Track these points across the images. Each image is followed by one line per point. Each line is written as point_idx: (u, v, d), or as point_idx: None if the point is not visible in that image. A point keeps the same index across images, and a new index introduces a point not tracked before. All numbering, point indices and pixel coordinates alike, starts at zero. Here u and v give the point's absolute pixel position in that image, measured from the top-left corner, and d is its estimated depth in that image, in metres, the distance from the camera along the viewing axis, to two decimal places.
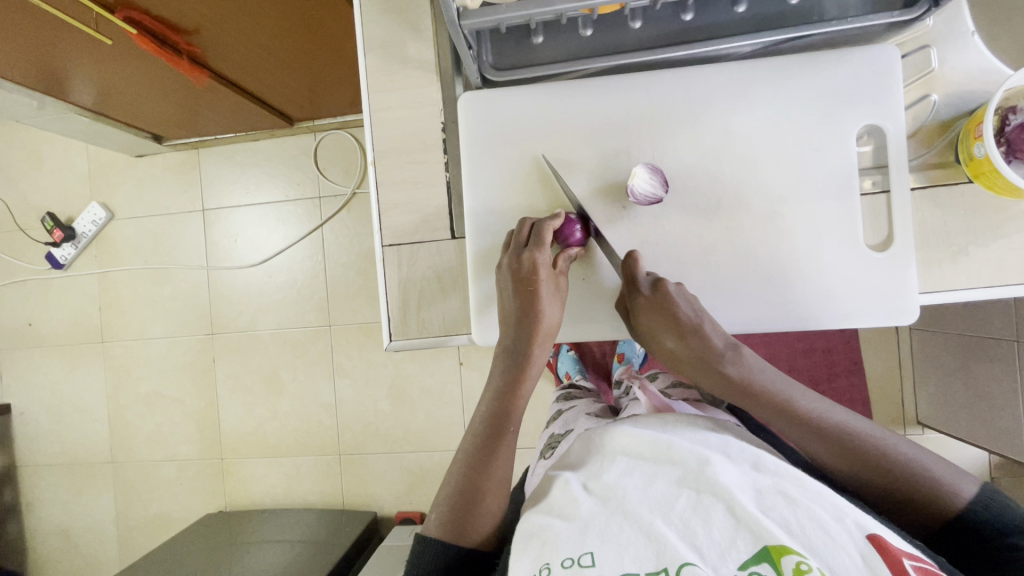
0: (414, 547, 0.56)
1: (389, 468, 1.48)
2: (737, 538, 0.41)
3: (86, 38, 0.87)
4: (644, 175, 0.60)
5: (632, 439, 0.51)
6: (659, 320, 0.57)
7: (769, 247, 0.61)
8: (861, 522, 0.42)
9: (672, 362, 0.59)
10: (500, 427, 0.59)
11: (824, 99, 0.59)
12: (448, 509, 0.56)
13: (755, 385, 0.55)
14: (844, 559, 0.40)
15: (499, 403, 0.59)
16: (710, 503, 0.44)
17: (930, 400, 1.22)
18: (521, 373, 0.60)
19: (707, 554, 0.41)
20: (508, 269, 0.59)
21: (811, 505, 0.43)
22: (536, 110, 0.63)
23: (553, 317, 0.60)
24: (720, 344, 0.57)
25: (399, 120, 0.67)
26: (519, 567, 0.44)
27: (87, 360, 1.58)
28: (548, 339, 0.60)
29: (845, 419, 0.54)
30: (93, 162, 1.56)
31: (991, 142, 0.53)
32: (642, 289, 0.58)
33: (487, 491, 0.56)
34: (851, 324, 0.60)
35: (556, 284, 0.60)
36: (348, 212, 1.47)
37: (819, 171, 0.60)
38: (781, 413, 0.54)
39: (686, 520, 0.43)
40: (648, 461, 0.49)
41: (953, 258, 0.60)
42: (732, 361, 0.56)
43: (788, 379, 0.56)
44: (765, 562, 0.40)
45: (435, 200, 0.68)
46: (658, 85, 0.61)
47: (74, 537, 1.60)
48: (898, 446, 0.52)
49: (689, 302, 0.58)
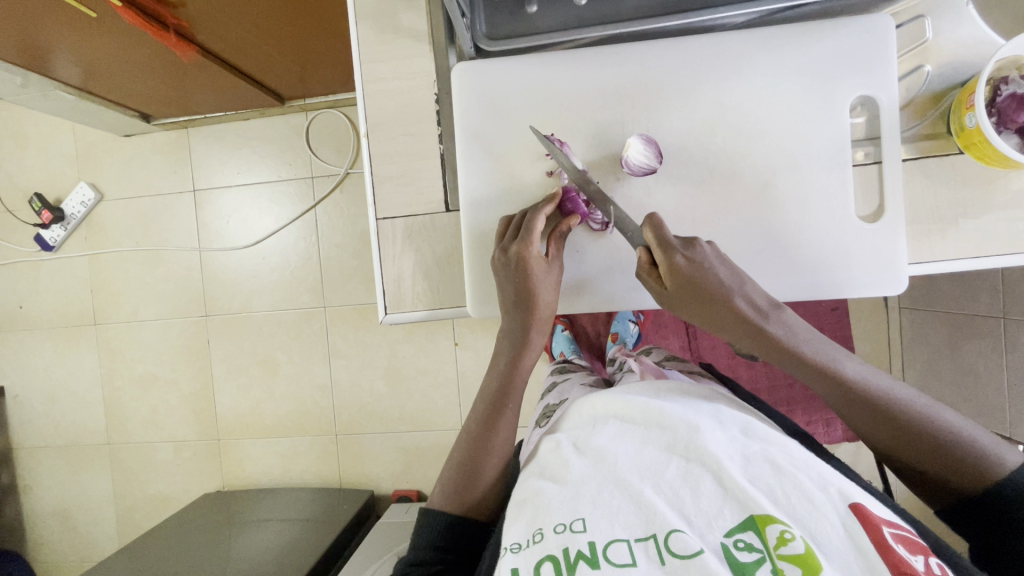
0: (418, 518, 0.57)
1: (385, 447, 1.49)
2: (724, 508, 0.42)
3: (70, 11, 0.85)
4: (639, 146, 0.60)
5: (624, 405, 0.53)
6: (696, 281, 0.54)
7: (762, 218, 0.61)
8: (845, 491, 0.43)
9: (708, 325, 0.56)
10: (500, 402, 0.60)
11: (818, 71, 0.59)
12: (450, 483, 0.57)
13: (797, 346, 0.54)
14: (826, 528, 0.40)
15: (502, 375, 0.61)
16: (699, 473, 0.44)
17: (916, 377, 1.25)
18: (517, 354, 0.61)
19: (695, 521, 0.42)
20: (499, 259, 0.59)
21: (796, 475, 0.44)
22: (530, 82, 0.63)
23: (551, 301, 0.60)
24: (762, 305, 0.55)
25: (392, 92, 0.66)
26: (512, 533, 0.45)
27: (80, 342, 1.57)
28: (545, 323, 0.61)
29: (886, 385, 0.52)
30: (80, 141, 1.53)
31: (983, 112, 0.53)
32: (677, 251, 0.54)
33: (485, 463, 0.57)
34: (843, 294, 0.61)
35: (549, 271, 0.60)
36: (341, 192, 1.45)
37: (812, 141, 0.60)
38: (821, 374, 0.53)
39: (675, 488, 0.44)
40: (639, 426, 0.50)
41: (944, 230, 0.60)
42: (775, 321, 0.54)
43: (828, 341, 0.55)
44: (751, 530, 0.41)
45: (429, 174, 0.67)
46: (653, 57, 0.61)
47: (73, 518, 1.61)
48: (938, 411, 0.51)
49: (724, 264, 0.56)
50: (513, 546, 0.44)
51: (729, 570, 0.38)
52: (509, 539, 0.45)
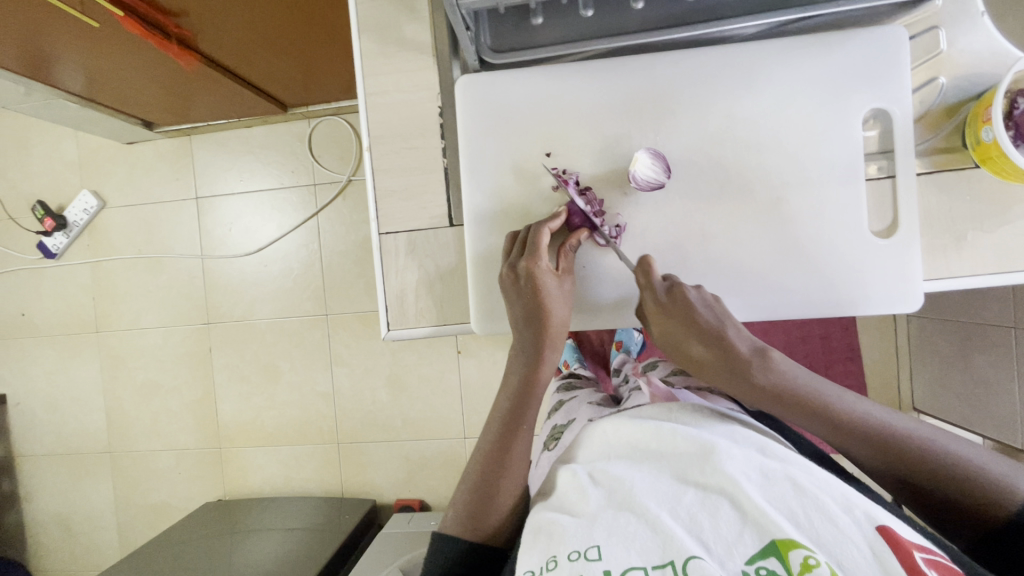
0: (430, 544, 0.55)
1: (387, 456, 1.48)
2: (744, 532, 0.41)
3: (72, 21, 0.85)
4: (646, 161, 0.59)
5: (638, 429, 0.52)
6: (686, 317, 0.56)
7: (772, 234, 0.60)
8: (871, 513, 0.41)
9: (700, 371, 0.56)
10: (513, 425, 0.58)
11: (829, 83, 0.58)
12: (462, 507, 0.56)
13: (794, 384, 0.53)
14: (852, 553, 0.39)
15: (516, 399, 0.59)
16: (717, 498, 0.43)
17: (926, 387, 1.23)
18: (531, 375, 0.59)
19: (714, 548, 0.40)
20: (508, 278, 0.59)
21: (818, 496, 0.42)
22: (535, 95, 0.62)
23: (563, 316, 0.59)
24: (749, 348, 0.55)
25: (395, 105, 0.65)
26: (525, 561, 0.44)
27: (81, 350, 1.56)
28: (559, 339, 0.59)
29: (885, 418, 0.52)
30: (83, 149, 1.53)
31: (1001, 126, 0.52)
32: (660, 290, 0.58)
33: (500, 487, 0.55)
34: (857, 312, 0.59)
35: (560, 285, 0.59)
36: (343, 199, 1.45)
37: (824, 155, 0.59)
38: (821, 417, 0.52)
39: (692, 513, 0.42)
40: (655, 453, 0.49)
41: (959, 245, 0.59)
42: (763, 363, 0.54)
43: (823, 381, 0.55)
44: (773, 556, 0.39)
45: (432, 187, 0.66)
46: (660, 69, 0.60)
47: (73, 527, 1.60)
48: (937, 441, 0.50)
49: (709, 307, 0.57)
50: (526, 575, 0.43)
51: None
52: (522, 568, 0.43)
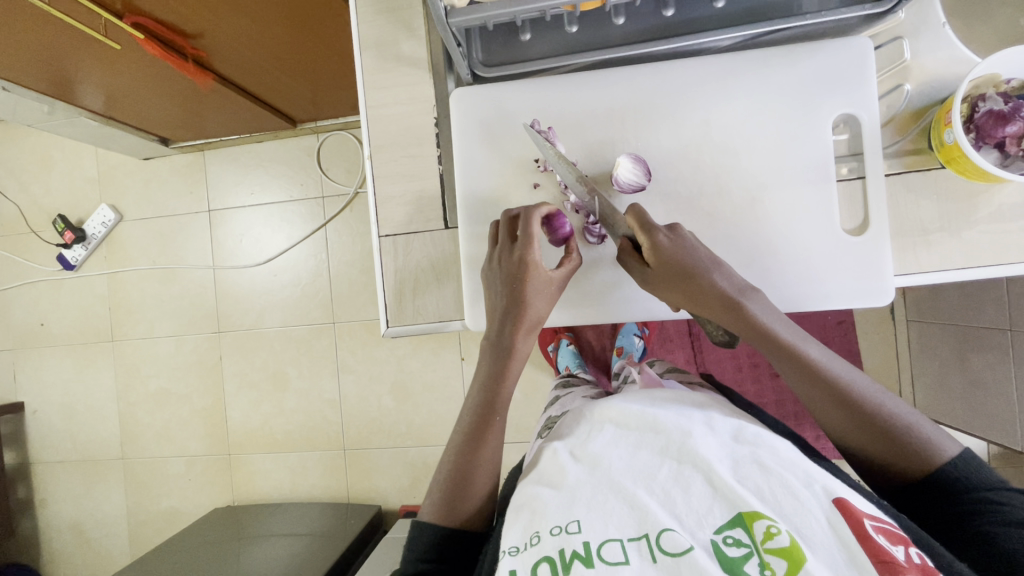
0: (409, 531, 0.58)
1: (392, 462, 1.51)
2: (714, 506, 0.44)
3: (96, 44, 0.91)
4: (628, 165, 0.62)
5: (620, 412, 0.54)
6: (676, 261, 0.56)
7: (748, 232, 0.63)
8: (829, 486, 0.44)
9: (687, 302, 0.57)
10: (487, 416, 0.61)
11: (799, 90, 0.62)
12: (440, 495, 0.58)
13: (770, 329, 0.54)
14: (810, 522, 0.42)
15: (489, 389, 0.62)
16: (689, 474, 0.46)
17: (926, 390, 1.24)
18: (503, 365, 0.62)
19: (685, 520, 0.43)
20: (495, 262, 0.62)
21: (783, 474, 0.45)
22: (524, 106, 0.66)
23: (540, 311, 0.62)
24: (740, 286, 0.56)
25: (393, 117, 0.69)
26: (510, 536, 0.47)
27: (98, 358, 1.62)
28: (532, 331, 0.62)
29: (845, 374, 0.53)
30: (102, 165, 1.60)
31: (959, 129, 0.55)
32: (660, 231, 0.57)
33: (476, 474, 0.59)
34: (831, 305, 0.62)
35: (545, 280, 0.61)
36: (350, 210, 1.50)
37: (796, 158, 0.62)
38: (787, 356, 0.54)
39: (666, 490, 0.45)
40: (633, 431, 0.52)
41: (928, 241, 0.62)
42: (753, 300, 0.55)
43: (799, 328, 0.56)
44: (739, 526, 0.42)
45: (428, 193, 0.70)
46: (641, 80, 0.64)
47: (87, 532, 1.64)
48: (885, 399, 0.52)
49: (703, 247, 0.57)
50: (511, 549, 0.45)
51: (719, 566, 0.40)
52: (507, 543, 0.46)
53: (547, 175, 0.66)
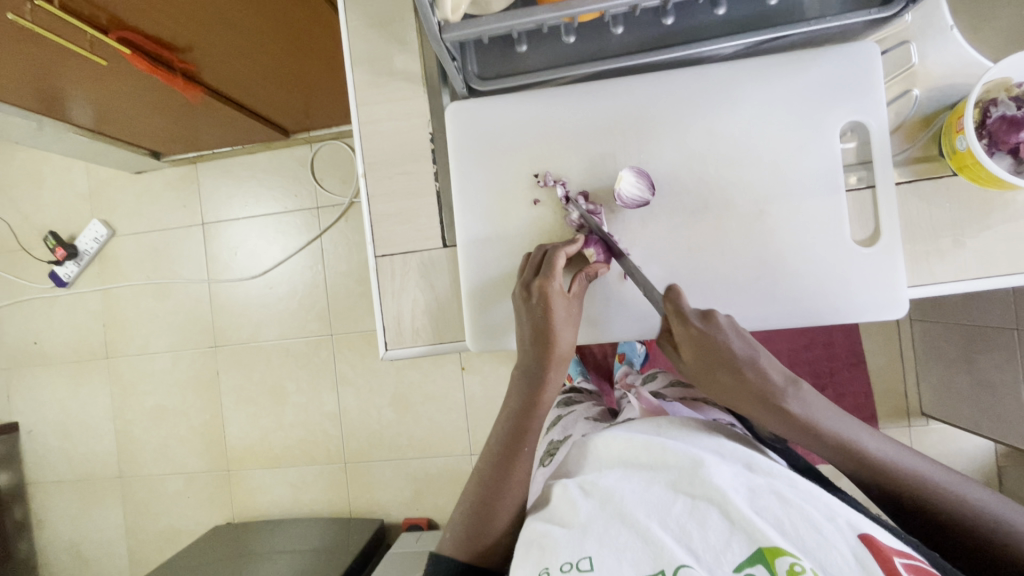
0: (428, 564, 0.58)
1: (395, 475, 1.48)
2: (732, 540, 0.41)
3: (82, 60, 0.88)
4: (631, 179, 0.61)
5: (627, 444, 0.53)
6: (714, 355, 0.55)
7: (757, 246, 0.61)
8: (853, 521, 0.42)
9: (728, 399, 0.57)
10: (514, 446, 0.59)
11: (805, 98, 0.60)
12: (461, 531, 0.58)
13: (814, 422, 0.54)
14: (836, 559, 0.40)
15: (517, 419, 0.60)
16: (705, 507, 0.44)
17: (933, 391, 1.22)
18: (534, 395, 0.59)
19: (703, 556, 0.41)
20: (520, 296, 0.60)
21: (803, 507, 0.43)
22: (523, 119, 0.64)
23: (569, 341, 0.59)
24: (779, 379, 0.55)
25: (387, 133, 0.67)
26: (519, 574, 0.45)
27: (93, 377, 1.59)
28: (563, 362, 0.59)
29: (905, 460, 0.53)
30: (93, 180, 1.57)
31: (972, 135, 0.54)
32: (694, 321, 0.56)
33: (500, 510, 0.57)
34: (844, 319, 0.60)
35: (569, 306, 0.59)
36: (346, 221, 1.47)
37: (804, 169, 0.60)
38: (841, 450, 0.53)
39: (681, 524, 0.43)
40: (645, 466, 0.50)
41: (941, 250, 0.60)
42: (792, 395, 0.54)
43: (846, 417, 0.55)
44: (760, 564, 0.40)
45: (425, 210, 0.68)
46: (642, 91, 0.62)
47: (85, 553, 1.61)
48: (952, 485, 0.51)
49: (739, 334, 0.56)
50: None
51: None
52: None
53: (548, 190, 0.64)
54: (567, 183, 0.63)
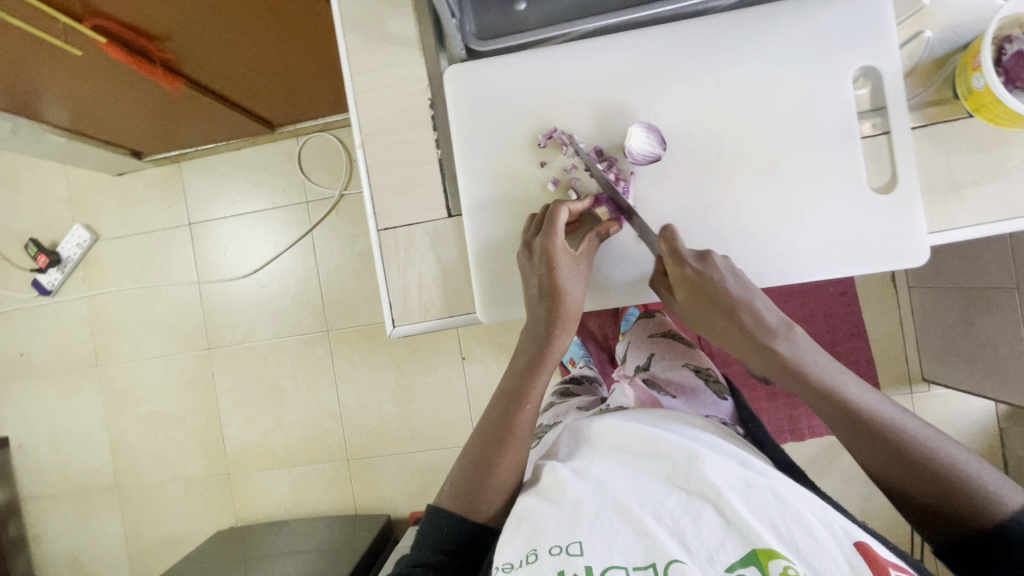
0: (423, 516, 0.56)
1: (399, 469, 1.46)
2: (726, 539, 0.41)
3: (54, 50, 0.84)
4: (641, 134, 0.59)
5: (621, 432, 0.51)
6: (703, 291, 0.56)
7: (773, 199, 0.59)
8: (849, 529, 0.42)
9: (715, 336, 0.59)
10: (516, 405, 0.58)
11: (816, 44, 0.58)
12: (460, 485, 0.56)
13: (799, 363, 0.54)
14: (829, 565, 0.39)
15: (519, 377, 0.60)
16: (699, 503, 0.43)
17: (934, 356, 1.23)
18: (540, 353, 0.59)
19: (695, 553, 0.41)
20: (524, 256, 0.59)
21: (799, 509, 0.42)
22: (526, 79, 0.61)
23: (579, 300, 0.59)
24: (769, 320, 0.56)
25: (384, 101, 0.64)
26: (505, 552, 0.45)
27: (83, 385, 1.55)
28: (571, 320, 0.59)
29: (890, 414, 0.52)
30: (73, 182, 1.52)
31: (991, 72, 0.52)
32: (688, 262, 0.56)
33: (501, 466, 0.55)
34: (862, 270, 0.59)
35: (575, 266, 0.58)
36: (337, 214, 1.44)
37: (819, 117, 0.59)
38: (820, 392, 0.54)
39: (675, 518, 0.43)
40: (636, 453, 0.49)
41: (961, 194, 0.59)
42: (782, 337, 0.55)
43: (840, 365, 0.55)
44: (753, 565, 0.39)
45: (427, 180, 0.65)
46: (648, 44, 0.60)
47: (85, 565, 1.57)
48: (934, 442, 0.50)
49: (736, 277, 0.57)
50: (505, 566, 0.44)
51: None
52: (502, 559, 0.44)
53: (550, 150, 0.62)
54: (575, 137, 0.61)
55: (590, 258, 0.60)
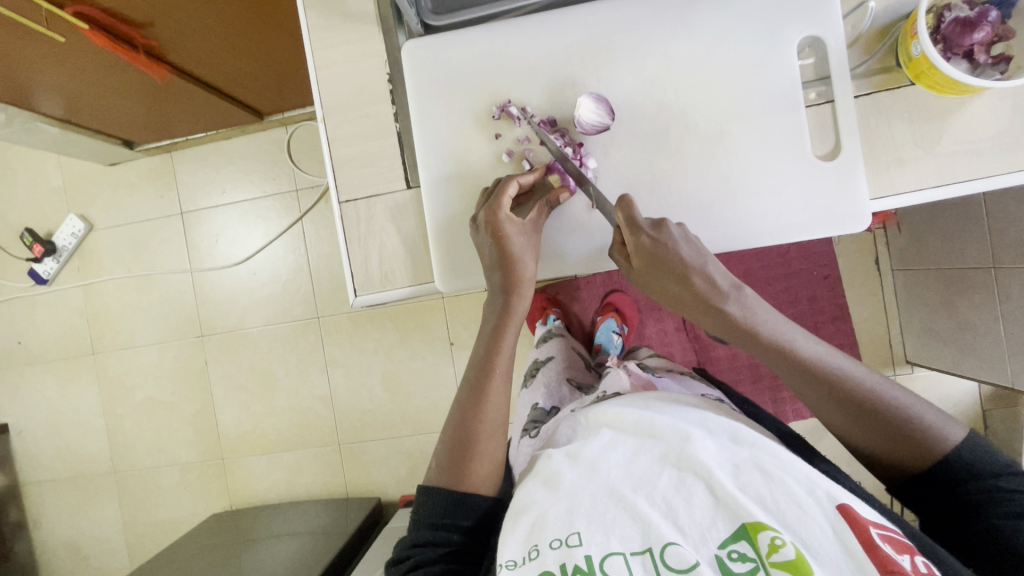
0: (416, 498, 0.57)
1: (389, 453, 1.48)
2: (717, 517, 0.43)
3: (39, 37, 0.86)
4: (590, 105, 0.60)
5: (616, 415, 0.53)
6: (661, 259, 0.56)
7: (720, 167, 0.61)
8: (833, 492, 0.43)
9: (669, 303, 0.57)
10: (485, 372, 0.60)
11: (762, 15, 0.60)
12: (444, 459, 0.57)
13: (755, 327, 0.54)
14: (816, 533, 0.41)
15: (486, 346, 0.61)
16: (691, 482, 0.45)
17: (917, 338, 1.23)
18: (504, 318, 0.61)
19: (689, 534, 0.42)
20: (474, 231, 0.61)
21: (785, 481, 0.43)
22: (481, 53, 0.63)
23: (531, 266, 0.60)
24: (722, 284, 0.55)
25: (345, 77, 0.66)
26: (507, 549, 0.46)
27: (80, 373, 1.58)
28: (527, 285, 0.60)
29: (840, 366, 0.53)
30: (66, 173, 1.55)
31: (926, 39, 0.53)
32: (644, 230, 0.56)
33: (480, 433, 0.57)
34: (809, 235, 0.61)
35: (524, 233, 0.60)
36: (325, 202, 1.46)
37: (765, 85, 0.60)
38: (779, 354, 0.54)
39: (668, 498, 0.44)
40: (631, 437, 0.50)
41: (901, 162, 0.60)
42: (734, 300, 0.55)
43: (789, 323, 0.56)
44: (743, 539, 0.41)
45: (388, 153, 0.67)
46: (599, 18, 0.61)
47: (84, 549, 1.61)
48: (889, 390, 0.52)
49: (690, 242, 0.57)
50: (508, 564, 0.45)
51: None
52: (504, 556, 0.45)
53: (503, 122, 0.64)
54: (526, 109, 0.63)
55: (540, 225, 0.62)
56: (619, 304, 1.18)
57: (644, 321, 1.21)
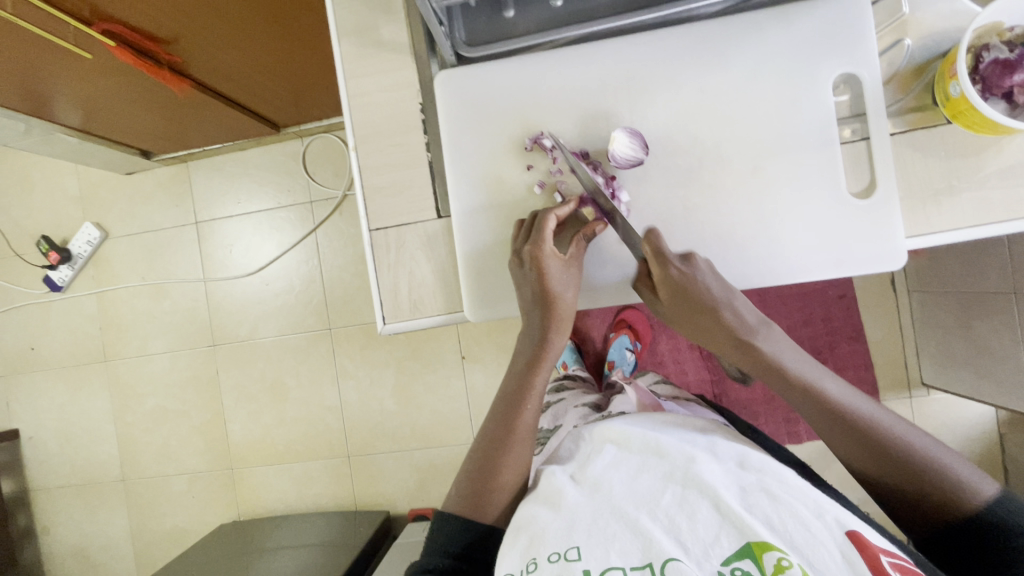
0: (431, 524, 0.56)
1: (398, 467, 1.48)
2: (722, 534, 0.41)
3: (64, 53, 0.86)
4: (624, 139, 0.60)
5: (619, 433, 0.52)
6: (687, 292, 0.56)
7: (755, 203, 0.61)
8: (842, 517, 0.41)
9: (695, 334, 0.59)
10: (515, 404, 0.59)
11: (797, 51, 0.59)
12: (465, 488, 0.57)
13: (782, 363, 0.54)
14: (824, 556, 0.39)
15: (519, 377, 0.61)
16: (695, 499, 0.43)
17: (933, 361, 1.22)
18: (538, 354, 0.60)
19: (692, 550, 0.41)
20: (515, 264, 0.61)
21: (793, 503, 0.42)
22: (514, 85, 0.63)
23: (571, 300, 0.60)
24: (750, 320, 0.56)
25: (377, 105, 0.66)
26: (505, 563, 0.45)
27: (92, 380, 1.58)
28: (566, 321, 0.60)
29: (871, 409, 0.52)
30: (83, 182, 1.56)
31: (966, 80, 0.53)
32: (673, 262, 0.57)
33: (503, 465, 0.56)
34: (843, 272, 0.60)
35: (565, 269, 0.60)
36: (340, 214, 1.47)
37: (801, 122, 0.60)
38: (804, 391, 0.53)
39: (671, 515, 0.43)
40: (635, 455, 0.49)
41: (938, 200, 0.60)
42: (762, 337, 0.55)
43: (816, 362, 0.56)
44: (748, 558, 0.40)
45: (418, 182, 0.67)
46: (632, 51, 0.61)
47: (92, 556, 1.61)
48: (918, 439, 0.50)
49: (717, 277, 0.57)
50: None
51: None
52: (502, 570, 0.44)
53: (535, 154, 0.64)
54: (559, 141, 0.63)
55: (581, 261, 0.62)
56: (632, 321, 1.18)
57: (656, 338, 1.19)
